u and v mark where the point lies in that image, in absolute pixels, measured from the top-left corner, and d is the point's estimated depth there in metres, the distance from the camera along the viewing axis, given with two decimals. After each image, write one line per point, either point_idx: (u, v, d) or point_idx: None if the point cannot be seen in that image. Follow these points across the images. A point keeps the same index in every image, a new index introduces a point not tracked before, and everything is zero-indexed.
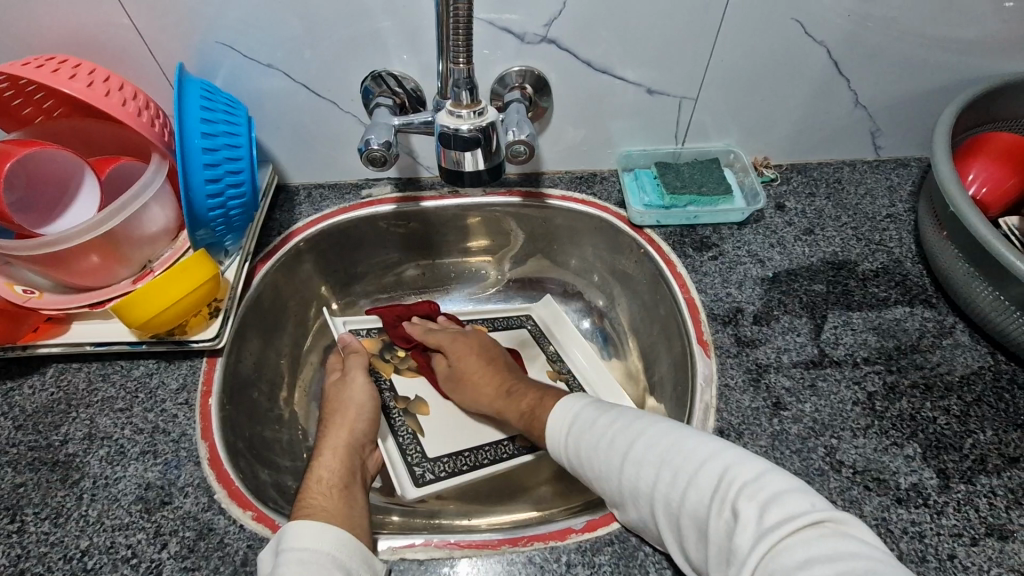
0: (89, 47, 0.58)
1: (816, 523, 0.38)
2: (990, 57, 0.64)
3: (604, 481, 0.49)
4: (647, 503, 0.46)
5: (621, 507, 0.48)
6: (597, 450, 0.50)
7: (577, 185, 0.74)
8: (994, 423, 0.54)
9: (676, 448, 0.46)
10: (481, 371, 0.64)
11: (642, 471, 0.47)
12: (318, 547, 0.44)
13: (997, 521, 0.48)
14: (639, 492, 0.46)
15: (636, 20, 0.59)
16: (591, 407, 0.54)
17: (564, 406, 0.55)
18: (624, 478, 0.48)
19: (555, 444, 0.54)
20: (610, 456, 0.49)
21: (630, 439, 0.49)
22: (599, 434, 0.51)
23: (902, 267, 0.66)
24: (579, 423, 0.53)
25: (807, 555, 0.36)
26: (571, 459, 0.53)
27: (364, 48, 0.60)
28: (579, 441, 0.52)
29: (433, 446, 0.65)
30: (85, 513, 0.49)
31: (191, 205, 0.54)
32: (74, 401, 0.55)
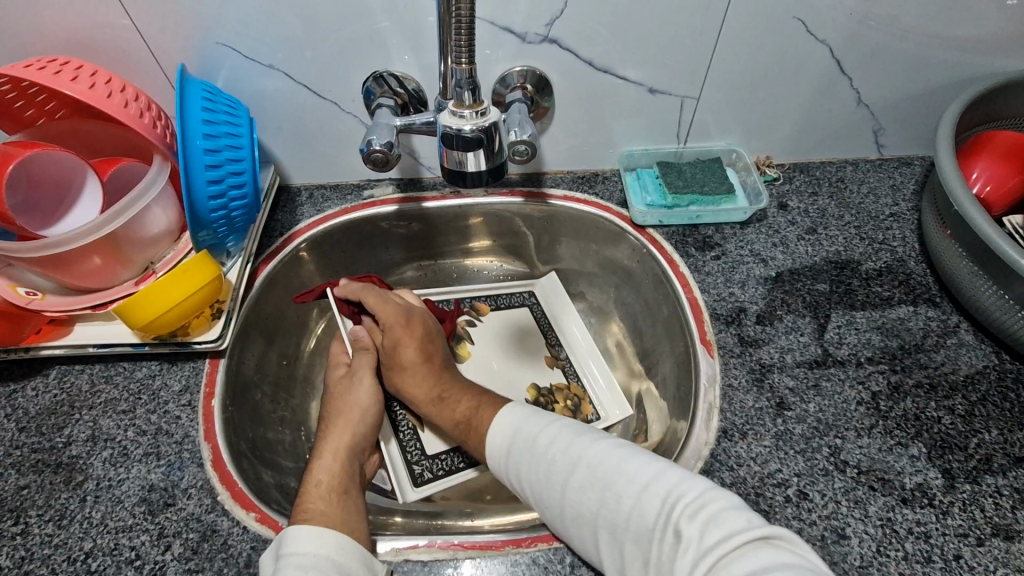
0: (91, 48, 0.58)
1: (756, 540, 0.38)
2: (993, 55, 0.64)
3: (545, 501, 0.49)
4: (589, 525, 0.46)
5: (561, 531, 0.48)
6: (537, 469, 0.50)
7: (578, 185, 0.74)
8: (999, 423, 0.54)
9: (616, 471, 0.47)
10: (421, 368, 0.62)
11: (583, 493, 0.47)
12: (317, 549, 0.43)
13: (1003, 521, 0.48)
14: (581, 514, 0.46)
15: (637, 19, 0.58)
16: (527, 422, 0.54)
17: (503, 420, 0.55)
18: (566, 499, 0.47)
19: (495, 459, 0.53)
20: (551, 475, 0.49)
21: (570, 461, 0.49)
22: (540, 452, 0.50)
23: (905, 266, 0.66)
24: (518, 439, 0.52)
25: (746, 570, 0.36)
26: (511, 478, 0.52)
27: (365, 49, 0.60)
28: (520, 458, 0.51)
29: (432, 443, 0.67)
30: (89, 515, 0.49)
31: (193, 206, 0.54)
32: (77, 403, 0.55)
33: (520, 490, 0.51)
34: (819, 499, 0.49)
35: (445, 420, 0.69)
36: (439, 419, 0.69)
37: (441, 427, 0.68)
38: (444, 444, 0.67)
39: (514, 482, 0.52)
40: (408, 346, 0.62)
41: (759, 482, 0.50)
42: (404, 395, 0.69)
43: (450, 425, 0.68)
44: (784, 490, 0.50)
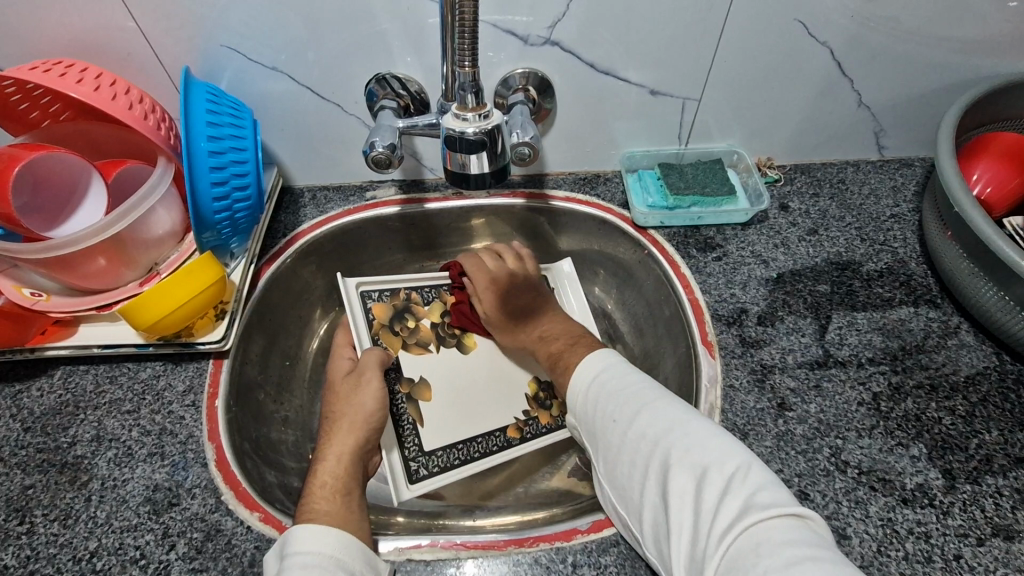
0: (95, 51, 0.58)
1: (797, 516, 0.39)
2: (994, 57, 0.64)
3: (608, 432, 0.51)
4: (642, 460, 0.47)
5: (612, 461, 0.50)
6: (613, 402, 0.52)
7: (580, 187, 0.74)
8: (999, 423, 0.54)
9: (689, 421, 0.47)
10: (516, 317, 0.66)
11: (647, 428, 0.48)
12: (321, 549, 0.43)
13: (1004, 521, 0.48)
14: (639, 447, 0.48)
15: (639, 22, 0.59)
16: (618, 363, 0.55)
17: (596, 358, 0.56)
18: (630, 432, 0.49)
19: (575, 390, 0.55)
20: (623, 409, 0.50)
21: (647, 400, 0.50)
22: (620, 392, 0.52)
23: (906, 267, 0.66)
24: (604, 374, 0.54)
25: (785, 538, 0.37)
26: (584, 408, 0.54)
27: (368, 51, 0.60)
28: (600, 395, 0.53)
29: (431, 438, 0.62)
30: (94, 514, 0.49)
31: (197, 207, 0.55)
32: (81, 403, 0.56)
33: (586, 421, 0.53)
34: (820, 499, 0.50)
35: (446, 412, 0.64)
36: (440, 411, 0.64)
37: (440, 421, 0.63)
38: (445, 438, 0.62)
39: (584, 412, 0.54)
40: (493, 302, 0.66)
41: None
42: (406, 385, 0.64)
43: (449, 419, 0.64)
44: None
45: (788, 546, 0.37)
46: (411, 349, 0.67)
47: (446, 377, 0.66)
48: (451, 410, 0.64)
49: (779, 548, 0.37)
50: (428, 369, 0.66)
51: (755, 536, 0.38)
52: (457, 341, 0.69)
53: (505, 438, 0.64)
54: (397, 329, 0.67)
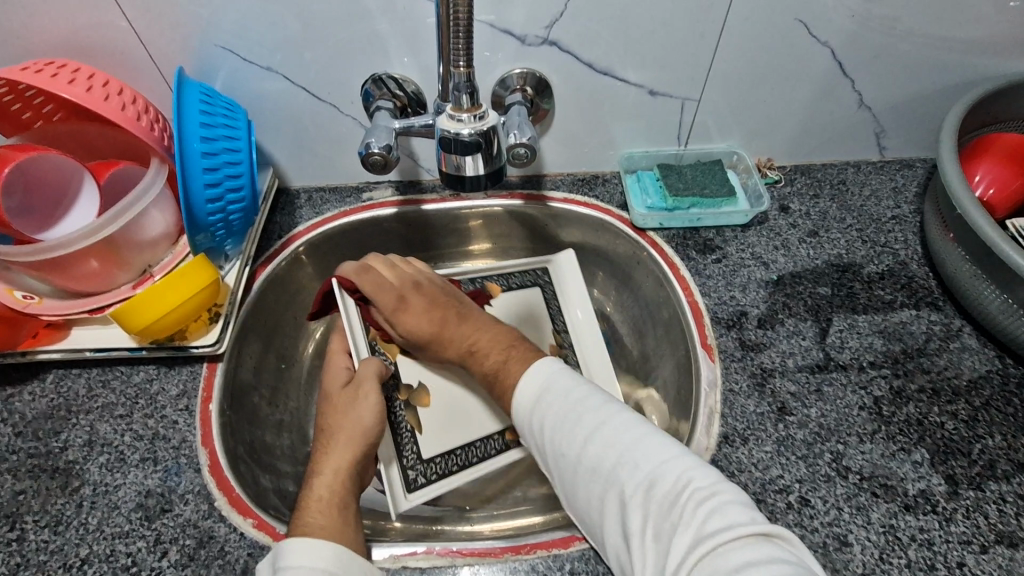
0: (88, 51, 0.58)
1: (756, 535, 0.37)
2: (996, 57, 0.64)
3: (559, 459, 0.48)
4: (598, 489, 0.45)
5: (568, 487, 0.48)
6: (556, 425, 0.49)
7: (578, 188, 0.74)
8: (1003, 428, 0.53)
9: (637, 439, 0.45)
10: (439, 331, 0.60)
11: (596, 455, 0.46)
12: (314, 562, 0.43)
13: (1007, 528, 0.48)
14: (593, 476, 0.46)
15: (638, 21, 0.58)
16: (557, 375, 0.52)
17: (536, 371, 0.53)
18: (580, 459, 0.46)
19: (519, 414, 0.52)
20: (569, 433, 0.48)
21: (593, 419, 0.48)
22: (564, 413, 0.49)
23: (908, 269, 0.65)
24: (544, 392, 0.51)
25: (742, 561, 0.36)
26: (531, 430, 0.51)
27: (364, 51, 0.59)
28: (543, 416, 0.50)
29: (428, 445, 0.61)
30: (85, 521, 0.49)
31: (190, 209, 0.54)
32: (74, 407, 0.55)
33: (536, 446, 0.51)
34: (821, 505, 0.49)
35: (444, 417, 0.63)
36: (437, 417, 0.63)
37: (438, 427, 0.63)
38: (443, 445, 0.62)
39: (531, 436, 0.51)
40: (415, 317, 0.60)
41: (761, 488, 0.50)
42: (405, 391, 0.63)
43: (446, 425, 0.63)
44: (786, 497, 0.50)
45: (746, 569, 0.35)
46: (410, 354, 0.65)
47: (444, 382, 0.65)
48: (449, 416, 0.64)
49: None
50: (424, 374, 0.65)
51: (714, 563, 0.36)
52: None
53: (502, 442, 0.64)
54: None
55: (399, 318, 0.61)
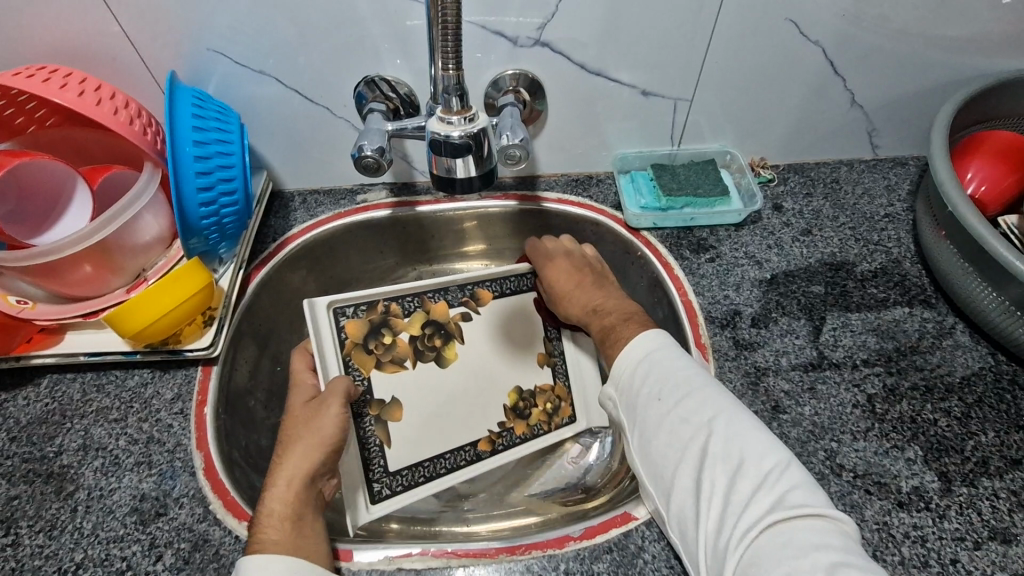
0: (80, 55, 0.58)
1: (823, 517, 0.40)
2: (986, 55, 0.64)
3: (648, 410, 0.49)
4: (682, 444, 0.46)
5: (645, 437, 0.48)
6: (660, 382, 0.49)
7: (572, 189, 0.74)
8: (996, 425, 0.53)
9: (739, 415, 0.46)
10: (574, 287, 0.62)
11: (693, 416, 0.46)
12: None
13: (1000, 524, 0.48)
14: (682, 432, 0.46)
15: (630, 22, 0.58)
16: (669, 343, 0.52)
17: (648, 337, 0.53)
18: (670, 413, 0.47)
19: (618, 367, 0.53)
20: (673, 389, 0.48)
21: (702, 385, 0.48)
22: (662, 375, 0.50)
23: (900, 267, 0.65)
24: (654, 353, 0.51)
25: (816, 541, 0.38)
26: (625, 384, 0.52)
27: (357, 55, 0.59)
28: (641, 372, 0.51)
29: (397, 456, 0.59)
30: (79, 525, 0.49)
31: (183, 213, 0.54)
32: (68, 412, 0.55)
33: (625, 397, 0.51)
34: None
35: (418, 428, 0.60)
36: (410, 428, 0.60)
37: (409, 437, 0.59)
38: (413, 456, 0.59)
39: (623, 386, 0.52)
40: (558, 273, 0.63)
41: None
42: (376, 406, 0.59)
43: (421, 435, 0.60)
44: None
45: (820, 549, 0.37)
46: (386, 367, 0.60)
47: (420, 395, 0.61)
48: (422, 425, 0.60)
49: (810, 553, 0.37)
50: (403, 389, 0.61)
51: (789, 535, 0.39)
52: (437, 356, 0.63)
53: (475, 452, 0.62)
54: (371, 348, 0.60)
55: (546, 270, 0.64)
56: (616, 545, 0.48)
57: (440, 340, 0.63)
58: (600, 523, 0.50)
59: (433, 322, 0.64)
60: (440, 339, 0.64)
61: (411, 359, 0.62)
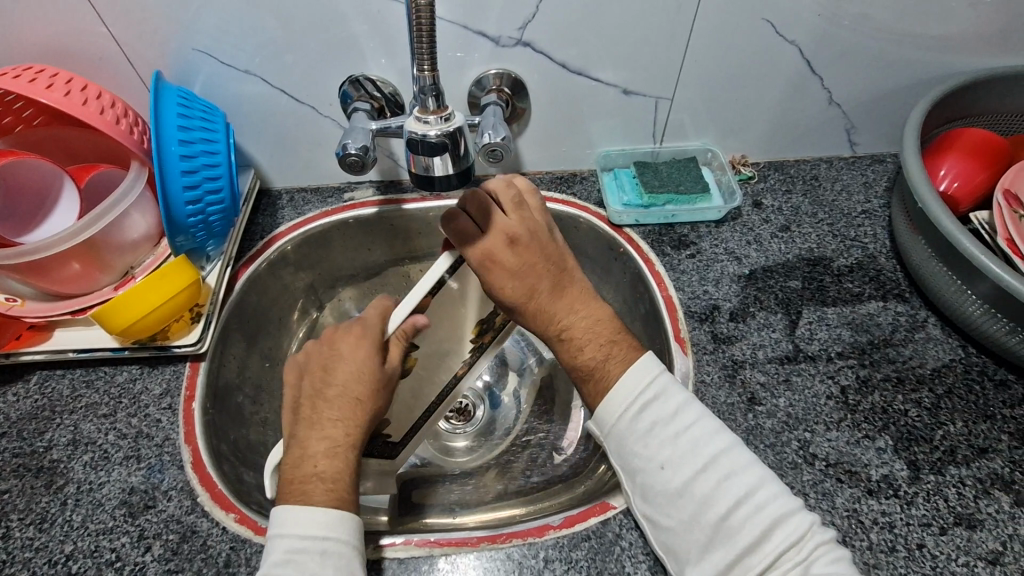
0: (67, 56, 0.58)
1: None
2: (959, 55, 0.66)
3: (651, 475, 0.47)
4: (697, 515, 0.45)
5: (652, 501, 0.47)
6: (660, 446, 0.48)
7: (557, 186, 0.75)
8: (964, 415, 0.55)
9: (752, 474, 0.45)
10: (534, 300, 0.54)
11: (705, 484, 0.45)
12: (338, 537, 0.43)
13: (966, 510, 0.50)
14: (693, 502, 0.45)
15: (610, 22, 0.59)
16: (664, 389, 0.50)
17: (637, 372, 0.51)
18: (678, 479, 0.46)
19: (614, 420, 0.50)
20: (676, 453, 0.47)
21: (705, 445, 0.47)
22: (665, 434, 0.48)
23: (876, 262, 0.67)
24: (649, 407, 0.49)
25: None
26: (623, 440, 0.50)
27: (342, 54, 0.60)
28: (642, 429, 0.49)
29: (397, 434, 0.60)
30: (69, 518, 0.49)
31: (169, 210, 0.55)
32: (58, 407, 0.56)
33: (626, 455, 0.49)
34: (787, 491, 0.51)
35: (407, 410, 0.60)
36: (401, 415, 0.60)
37: (401, 416, 0.60)
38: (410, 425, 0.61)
39: (620, 445, 0.50)
40: (506, 282, 0.53)
41: None
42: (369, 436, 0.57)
43: (410, 405, 0.60)
44: None
45: None
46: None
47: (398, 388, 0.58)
48: (407, 402, 0.60)
49: None
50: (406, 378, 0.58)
51: None
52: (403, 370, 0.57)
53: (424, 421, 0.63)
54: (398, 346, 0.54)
55: (490, 279, 0.53)
56: (595, 534, 0.50)
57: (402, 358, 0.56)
58: (580, 513, 0.51)
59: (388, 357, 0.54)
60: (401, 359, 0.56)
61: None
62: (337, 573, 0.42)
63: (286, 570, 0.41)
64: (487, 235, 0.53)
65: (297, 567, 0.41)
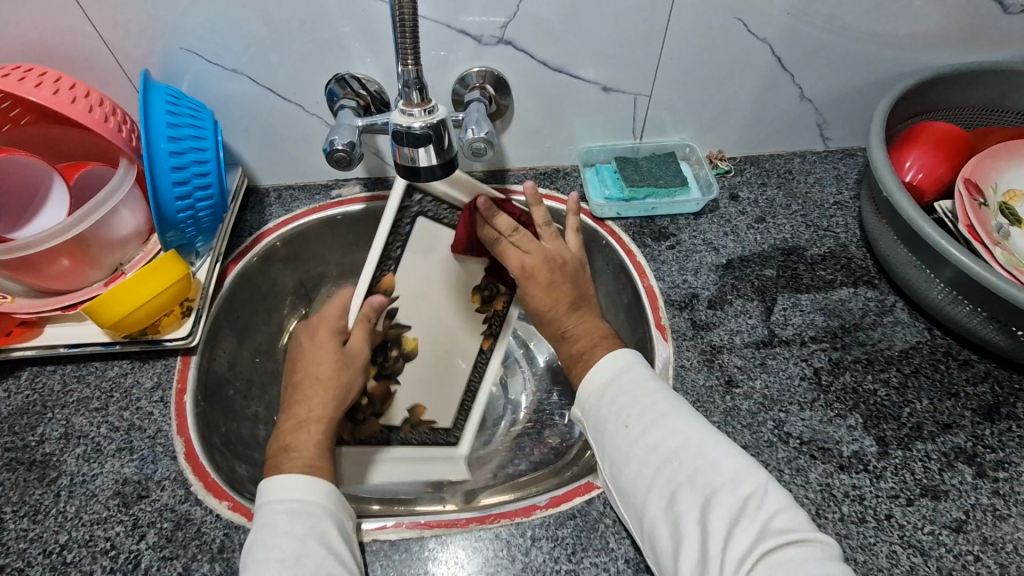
0: (55, 56, 0.59)
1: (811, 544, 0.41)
2: (923, 51, 0.69)
3: (618, 436, 0.50)
4: (654, 472, 0.47)
5: (618, 464, 0.49)
6: (626, 409, 0.50)
7: (541, 181, 0.77)
8: (930, 393, 0.58)
9: (709, 438, 0.47)
10: (552, 313, 0.60)
11: (667, 444, 0.47)
12: (308, 498, 0.47)
13: (932, 482, 0.52)
14: (652, 460, 0.47)
15: (588, 22, 0.62)
16: (634, 365, 0.53)
17: (613, 356, 0.54)
18: (643, 440, 0.48)
19: (589, 391, 0.54)
20: (641, 415, 0.49)
21: (668, 409, 0.49)
22: (634, 398, 0.50)
23: (847, 251, 0.70)
24: (620, 378, 0.52)
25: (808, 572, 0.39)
26: (596, 407, 0.52)
27: (328, 53, 0.62)
28: (613, 395, 0.52)
29: (441, 417, 0.71)
30: (63, 509, 0.50)
31: (159, 206, 0.56)
32: (49, 402, 0.56)
33: (597, 421, 0.52)
34: (763, 468, 0.53)
35: (435, 396, 0.70)
36: (432, 401, 0.70)
37: (430, 402, 0.70)
38: (451, 408, 0.71)
39: (592, 411, 0.53)
40: (536, 292, 0.60)
41: None
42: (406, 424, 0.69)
43: (430, 393, 0.70)
44: None
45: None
46: (382, 409, 0.68)
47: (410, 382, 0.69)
48: (426, 387, 0.70)
49: None
50: (409, 375, 0.69)
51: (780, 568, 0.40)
52: (403, 356, 0.68)
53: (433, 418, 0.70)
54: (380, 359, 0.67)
55: (530, 292, 0.61)
56: (581, 512, 0.51)
57: (393, 347, 0.68)
58: (565, 493, 0.53)
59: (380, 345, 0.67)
60: (392, 343, 0.68)
61: (387, 381, 0.68)
62: (308, 529, 0.45)
63: (260, 532, 0.45)
64: (530, 257, 0.60)
65: (270, 527, 0.45)
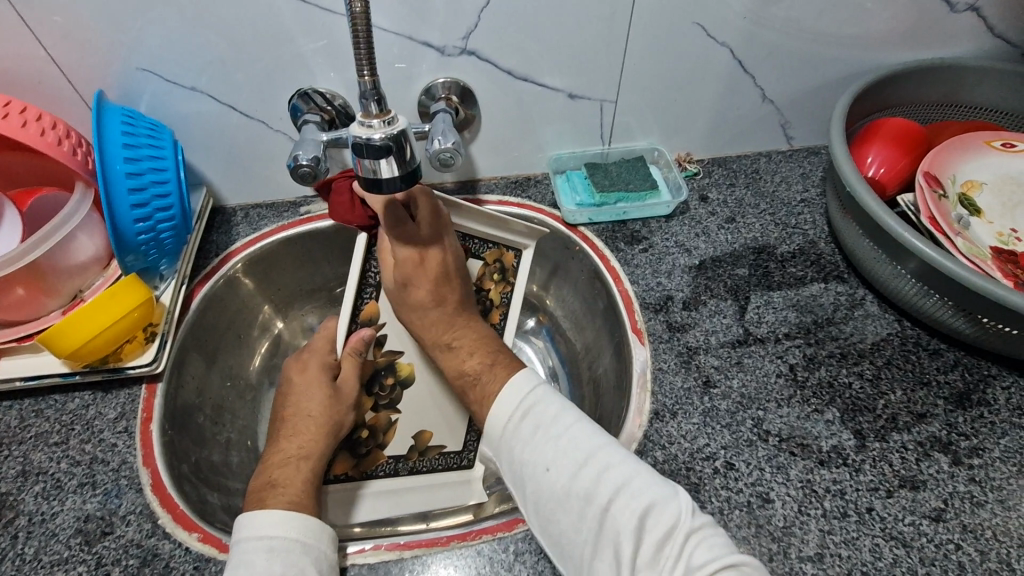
0: (4, 80, 0.57)
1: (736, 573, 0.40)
2: (876, 50, 0.70)
3: (537, 477, 0.48)
4: (580, 516, 0.46)
5: (543, 511, 0.47)
6: (543, 450, 0.49)
7: (512, 190, 0.77)
8: (903, 384, 0.58)
9: (622, 469, 0.47)
10: (427, 318, 0.62)
11: (585, 481, 0.46)
12: (286, 533, 0.46)
13: (910, 473, 0.53)
14: (574, 504, 0.46)
15: (550, 30, 0.62)
16: (544, 397, 0.53)
17: (515, 384, 0.54)
18: (560, 481, 0.47)
19: (499, 433, 0.52)
20: (557, 451, 0.49)
21: (581, 444, 0.49)
22: (543, 436, 0.50)
23: (816, 247, 0.70)
24: (531, 413, 0.51)
25: None
26: (510, 452, 0.51)
27: (290, 70, 0.61)
28: (519, 433, 0.51)
29: (451, 442, 0.69)
30: (21, 551, 0.48)
31: (117, 230, 0.54)
32: (5, 440, 0.54)
33: (512, 466, 0.50)
34: (744, 468, 0.53)
35: (440, 419, 0.69)
36: (439, 425, 0.69)
37: (437, 427, 0.69)
38: (458, 432, 0.69)
39: (507, 454, 0.51)
40: (422, 286, 0.61)
41: (689, 457, 0.54)
42: (413, 452, 0.68)
43: (439, 419, 0.69)
44: (712, 463, 0.53)
45: None
46: (386, 440, 0.68)
47: (416, 410, 0.69)
48: (434, 414, 0.69)
49: None
50: (411, 402, 0.69)
51: None
52: (399, 383, 0.69)
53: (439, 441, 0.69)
54: (375, 390, 0.68)
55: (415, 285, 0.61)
56: None
57: (389, 375, 0.69)
58: None
59: (374, 375, 0.68)
60: (387, 371, 0.69)
61: (386, 412, 0.68)
62: (285, 567, 0.44)
63: (236, 570, 0.44)
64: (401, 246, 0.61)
65: (247, 564, 0.44)
